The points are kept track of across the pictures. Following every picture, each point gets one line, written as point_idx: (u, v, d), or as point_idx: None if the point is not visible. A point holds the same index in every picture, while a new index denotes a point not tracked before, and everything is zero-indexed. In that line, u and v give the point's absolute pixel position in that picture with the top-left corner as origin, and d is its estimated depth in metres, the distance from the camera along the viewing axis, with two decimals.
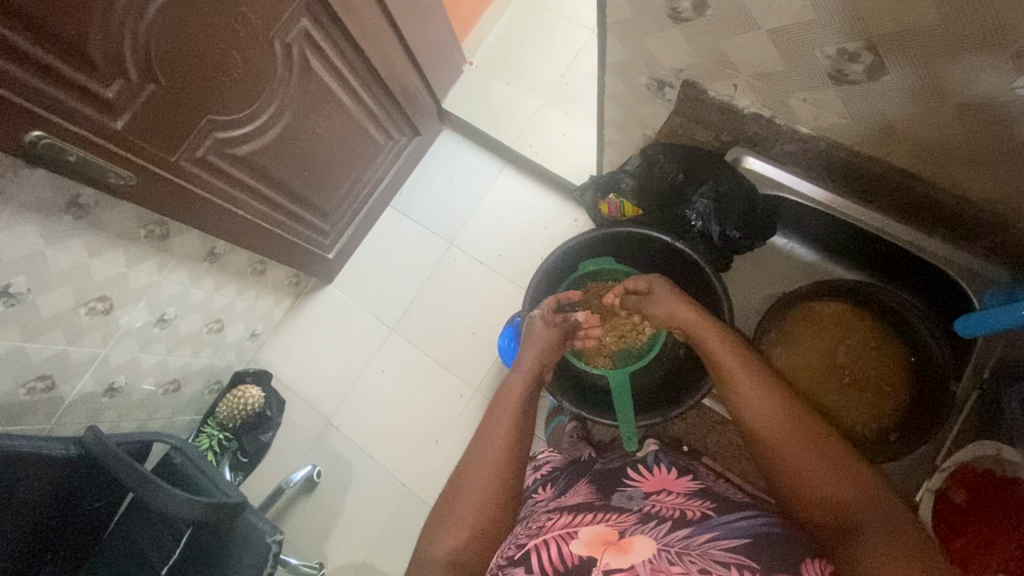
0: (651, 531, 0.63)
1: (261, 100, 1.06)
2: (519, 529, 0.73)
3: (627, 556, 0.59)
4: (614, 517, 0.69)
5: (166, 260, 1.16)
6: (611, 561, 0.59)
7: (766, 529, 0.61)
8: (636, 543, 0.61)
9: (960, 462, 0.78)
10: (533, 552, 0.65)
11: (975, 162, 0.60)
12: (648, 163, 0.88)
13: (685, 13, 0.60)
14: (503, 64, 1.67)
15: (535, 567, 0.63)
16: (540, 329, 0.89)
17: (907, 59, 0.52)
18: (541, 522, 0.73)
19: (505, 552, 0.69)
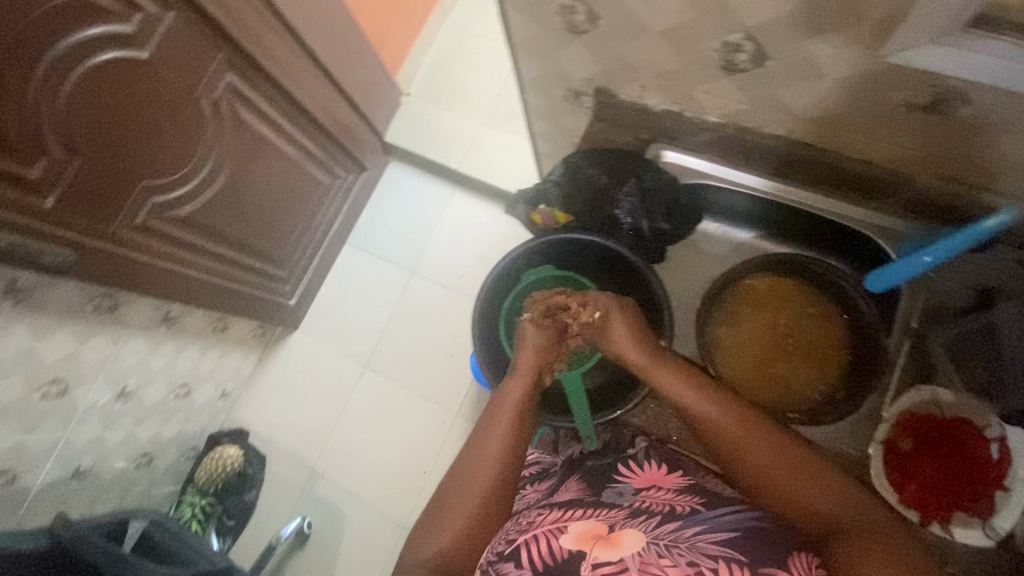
0: (640, 525, 0.63)
1: (197, 158, 1.06)
2: (510, 526, 0.70)
3: (617, 549, 0.59)
4: (604, 512, 0.68)
5: (118, 332, 1.14)
6: (600, 555, 0.59)
7: (756, 525, 0.62)
8: (627, 538, 0.61)
9: (902, 411, 0.79)
10: (522, 548, 0.63)
11: (865, 129, 0.64)
12: (572, 170, 0.89)
13: (581, 25, 0.64)
14: (440, 91, 1.70)
15: (523, 562, 0.61)
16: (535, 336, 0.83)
17: (785, 41, 0.55)
18: (531, 518, 0.71)
19: (494, 549, 0.66)
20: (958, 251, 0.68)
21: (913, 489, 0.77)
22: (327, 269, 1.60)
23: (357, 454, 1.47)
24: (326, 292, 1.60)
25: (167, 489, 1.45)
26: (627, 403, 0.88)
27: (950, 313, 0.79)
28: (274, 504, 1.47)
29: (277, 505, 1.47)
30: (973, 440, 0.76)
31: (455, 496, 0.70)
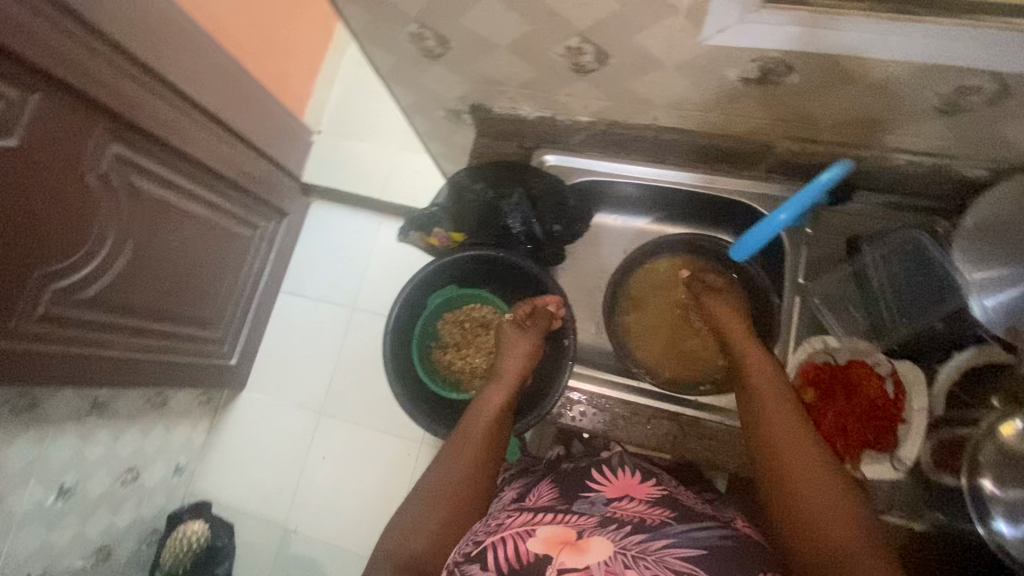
0: (608, 535, 0.60)
1: (93, 238, 1.02)
2: (478, 524, 0.65)
3: (583, 557, 0.57)
4: (573, 520, 0.64)
5: (41, 430, 1.08)
6: (567, 561, 0.57)
7: (728, 541, 0.60)
8: (595, 543, 0.58)
9: (802, 362, 0.79)
10: (489, 550, 0.60)
11: (721, 105, 0.67)
12: (457, 190, 0.81)
13: (436, 49, 0.65)
14: (351, 124, 1.70)
15: (490, 566, 0.58)
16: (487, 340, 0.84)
17: (620, 39, 0.57)
18: (500, 520, 0.66)
19: (461, 549, 0.62)
20: (808, 204, 0.69)
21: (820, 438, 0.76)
22: (265, 322, 1.57)
23: (327, 504, 1.43)
24: (267, 345, 1.57)
25: None
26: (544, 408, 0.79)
27: (829, 261, 0.83)
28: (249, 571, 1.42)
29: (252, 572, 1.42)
30: (868, 380, 0.76)
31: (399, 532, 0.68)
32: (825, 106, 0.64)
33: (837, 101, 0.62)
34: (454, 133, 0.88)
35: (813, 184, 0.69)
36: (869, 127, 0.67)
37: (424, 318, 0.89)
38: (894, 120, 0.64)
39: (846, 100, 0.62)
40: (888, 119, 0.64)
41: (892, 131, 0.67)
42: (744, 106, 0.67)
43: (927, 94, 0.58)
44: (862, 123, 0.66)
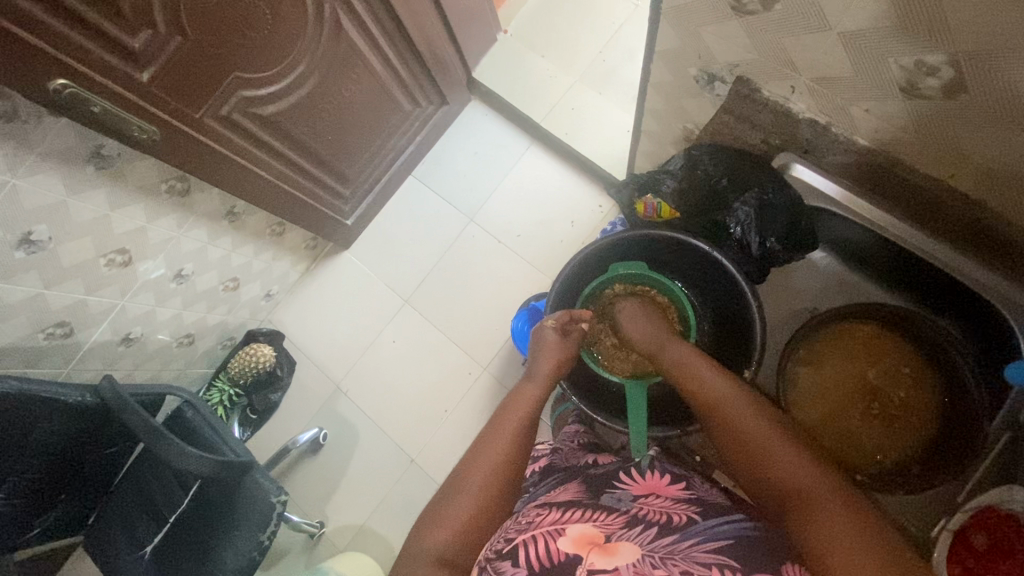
0: (636, 535, 0.59)
1: (288, 61, 1.03)
2: (510, 525, 0.66)
3: (612, 558, 0.56)
4: (602, 516, 0.63)
5: (184, 217, 1.16)
6: (596, 562, 0.55)
7: (752, 534, 0.59)
8: (622, 547, 0.57)
9: (985, 505, 0.75)
10: (520, 548, 0.60)
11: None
12: (692, 164, 0.84)
13: (750, 4, 0.56)
14: (539, 35, 1.60)
15: (521, 563, 0.58)
16: (552, 337, 0.86)
17: (993, 73, 0.48)
18: (530, 517, 0.66)
19: (494, 546, 0.63)
20: None
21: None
22: (387, 197, 1.58)
23: (381, 384, 1.50)
24: (380, 219, 1.59)
25: (201, 371, 1.52)
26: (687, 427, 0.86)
27: None
28: (296, 410, 1.53)
29: (298, 411, 1.53)
30: None
31: (484, 455, 0.70)
32: None
33: None
34: (687, 99, 0.79)
35: None
36: None
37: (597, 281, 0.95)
38: None
39: None
40: None
41: None
42: (986, 138, 0.56)
43: None
44: None
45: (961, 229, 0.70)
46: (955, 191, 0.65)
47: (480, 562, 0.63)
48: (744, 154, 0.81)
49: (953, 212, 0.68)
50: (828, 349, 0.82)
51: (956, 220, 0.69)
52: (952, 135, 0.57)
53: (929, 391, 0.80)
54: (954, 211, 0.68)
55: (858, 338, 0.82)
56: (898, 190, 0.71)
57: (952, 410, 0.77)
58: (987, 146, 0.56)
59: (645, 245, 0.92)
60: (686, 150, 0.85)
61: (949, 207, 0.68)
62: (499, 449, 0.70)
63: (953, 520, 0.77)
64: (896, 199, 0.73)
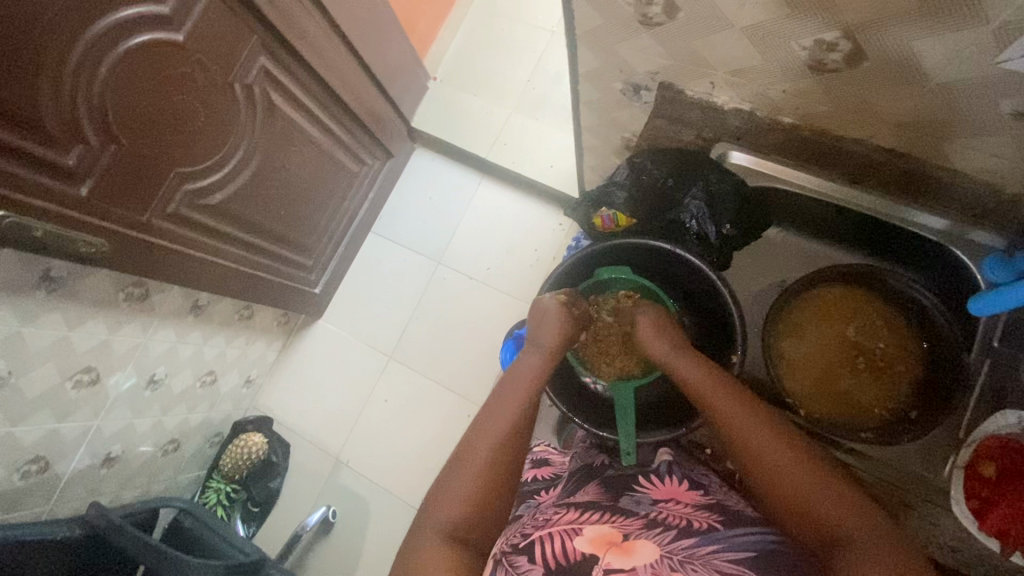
0: (655, 538, 0.59)
1: (227, 148, 1.03)
2: (526, 522, 0.66)
3: (630, 558, 0.55)
4: (619, 519, 0.64)
5: (148, 321, 1.13)
6: (613, 561, 0.55)
7: (773, 549, 0.58)
8: (640, 547, 0.57)
9: (985, 435, 0.76)
10: (537, 544, 0.60)
11: (919, 129, 0.62)
12: (636, 171, 0.87)
13: (656, 17, 0.60)
14: (468, 76, 1.64)
15: (536, 558, 0.58)
16: (552, 306, 0.84)
17: (886, 42, 0.52)
18: (547, 516, 0.67)
19: (508, 541, 0.63)
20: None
21: (996, 520, 0.75)
22: (351, 259, 1.58)
23: (381, 446, 1.46)
24: (348, 281, 1.58)
25: (192, 474, 1.46)
26: (691, 423, 0.81)
27: None
28: (300, 492, 1.47)
29: (302, 493, 1.47)
30: None
31: (482, 437, 0.69)
32: (933, 108, 0.58)
33: (951, 101, 0.56)
34: (619, 110, 0.82)
35: None
36: (948, 136, 0.61)
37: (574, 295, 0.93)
38: (985, 142, 0.59)
39: (949, 106, 0.57)
40: (983, 140, 0.59)
41: (981, 146, 0.60)
42: (851, 89, 0.60)
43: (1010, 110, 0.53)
44: (948, 136, 0.61)
45: (882, 175, 0.74)
46: (858, 138, 0.69)
47: (495, 555, 0.62)
48: (683, 153, 0.85)
49: (883, 167, 0.72)
50: (808, 318, 0.83)
51: (866, 167, 0.73)
52: (848, 90, 0.60)
53: (907, 338, 0.82)
54: (884, 165, 0.71)
55: (832, 301, 0.83)
56: (830, 158, 0.74)
57: (934, 354, 0.79)
58: (870, 96, 0.60)
59: (612, 256, 0.92)
60: (630, 158, 0.89)
61: (878, 163, 0.71)
62: (495, 417, 0.71)
63: (960, 457, 0.78)
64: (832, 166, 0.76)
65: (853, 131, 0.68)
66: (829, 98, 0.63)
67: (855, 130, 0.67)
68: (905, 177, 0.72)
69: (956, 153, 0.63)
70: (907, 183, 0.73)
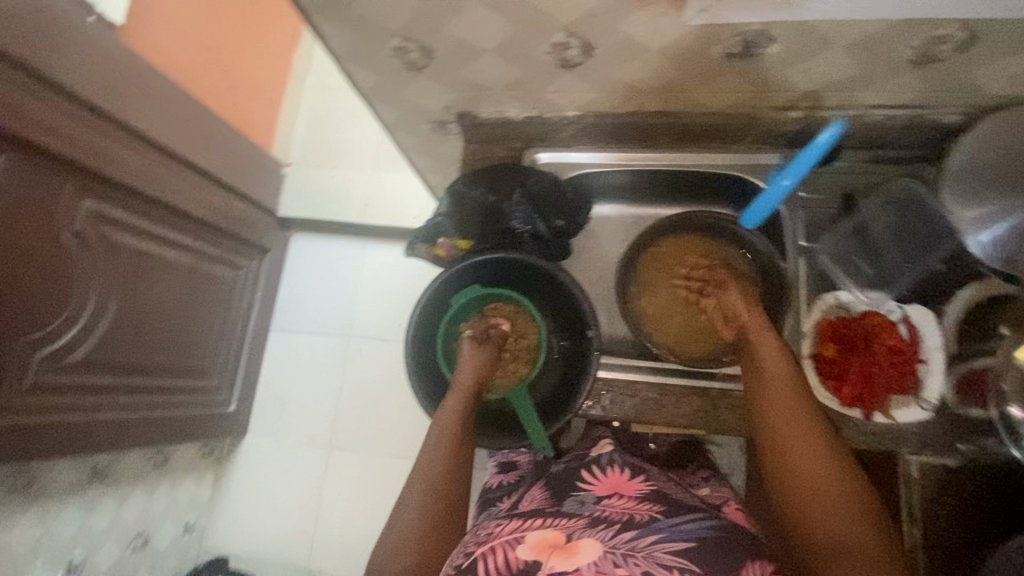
0: (598, 534, 0.61)
1: (75, 299, 0.98)
2: (468, 537, 0.66)
3: (573, 559, 0.57)
4: (563, 521, 0.65)
5: (42, 507, 1.04)
6: (557, 564, 0.57)
7: (711, 534, 0.61)
8: (584, 547, 0.59)
9: (821, 319, 0.76)
10: (480, 560, 0.60)
11: (671, 91, 0.69)
12: (457, 197, 0.83)
13: (419, 62, 0.65)
14: (320, 153, 1.67)
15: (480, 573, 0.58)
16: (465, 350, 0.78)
17: (603, 31, 0.59)
18: (489, 529, 0.67)
19: (453, 561, 0.62)
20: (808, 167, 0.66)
21: (851, 389, 0.72)
22: (259, 363, 1.52)
23: (349, 540, 1.39)
24: (265, 386, 1.52)
25: None
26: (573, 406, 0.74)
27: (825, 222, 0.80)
28: None
29: None
30: (886, 327, 0.73)
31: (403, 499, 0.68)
32: (672, 73, 0.65)
33: (678, 65, 0.63)
34: (440, 145, 0.87)
35: (811, 147, 0.64)
36: (694, 90, 0.68)
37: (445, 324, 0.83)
38: (722, 86, 0.67)
39: (682, 68, 0.64)
40: (720, 85, 0.67)
41: (722, 90, 0.68)
42: (604, 76, 0.67)
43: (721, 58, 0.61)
44: (694, 89, 0.68)
45: (664, 137, 0.79)
46: (630, 112, 0.75)
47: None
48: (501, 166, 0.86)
49: (661, 129, 0.77)
50: (656, 277, 0.80)
51: (647, 134, 0.78)
52: (602, 78, 0.67)
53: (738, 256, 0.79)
54: (660, 127, 0.77)
55: (670, 251, 0.81)
56: (617, 137, 0.80)
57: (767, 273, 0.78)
58: (619, 77, 0.67)
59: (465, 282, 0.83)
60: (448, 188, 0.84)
61: (657, 127, 0.77)
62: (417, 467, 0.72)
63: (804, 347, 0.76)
64: (620, 143, 0.81)
65: (623, 108, 0.74)
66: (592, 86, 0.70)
67: (624, 106, 0.74)
68: (681, 133, 0.78)
69: (708, 101, 0.71)
70: (687, 135, 0.78)
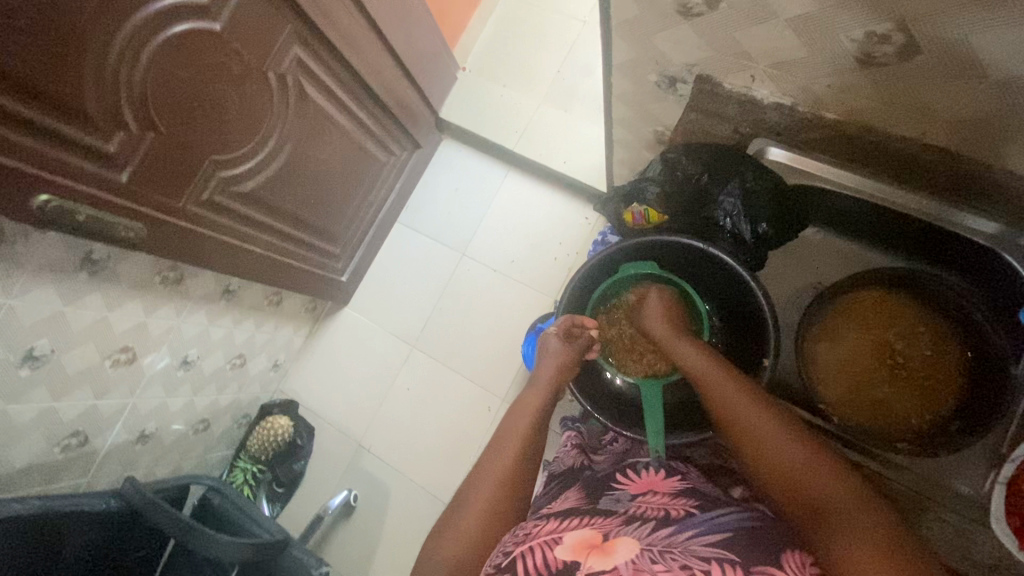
0: (634, 532, 0.57)
1: (260, 136, 1.04)
2: (506, 537, 0.62)
3: (611, 558, 0.53)
4: (597, 518, 0.61)
5: (182, 304, 1.17)
6: (594, 565, 0.53)
7: (750, 527, 0.55)
8: (620, 545, 0.55)
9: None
10: (518, 560, 0.57)
11: (968, 126, 0.59)
12: (670, 167, 0.85)
13: (696, 8, 0.58)
14: (498, 66, 1.63)
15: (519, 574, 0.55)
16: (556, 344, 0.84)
17: (945, 32, 0.49)
18: (527, 528, 0.63)
19: (491, 561, 0.59)
20: None
21: None
22: (377, 247, 1.59)
23: (404, 435, 1.48)
24: (375, 269, 1.60)
25: (221, 454, 1.50)
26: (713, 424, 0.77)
27: None
28: (322, 477, 1.50)
29: (326, 476, 1.50)
30: None
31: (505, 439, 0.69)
32: (987, 108, 0.55)
33: (1004, 102, 0.53)
34: (654, 102, 0.81)
35: None
36: (998, 133, 0.57)
37: (607, 285, 0.91)
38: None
39: (1004, 107, 0.54)
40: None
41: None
42: (900, 85, 0.57)
43: None
44: (995, 133, 0.58)
45: (925, 174, 0.70)
46: (902, 135, 0.66)
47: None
48: (723, 151, 0.83)
49: (929, 165, 0.68)
50: (845, 324, 0.81)
51: (906, 166, 0.70)
52: (895, 86, 0.58)
53: (953, 346, 0.78)
54: (930, 162, 0.67)
55: (871, 303, 0.80)
56: (863, 156, 0.73)
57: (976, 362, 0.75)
58: (919, 92, 0.57)
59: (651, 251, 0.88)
60: (664, 155, 0.86)
61: (923, 162, 0.68)
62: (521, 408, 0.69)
63: (1003, 472, 0.71)
64: (862, 167, 0.75)
65: (894, 124, 0.64)
66: (874, 93, 0.60)
67: (896, 123, 0.64)
68: (949, 177, 0.68)
69: (1003, 154, 0.60)
70: (956, 182, 0.69)
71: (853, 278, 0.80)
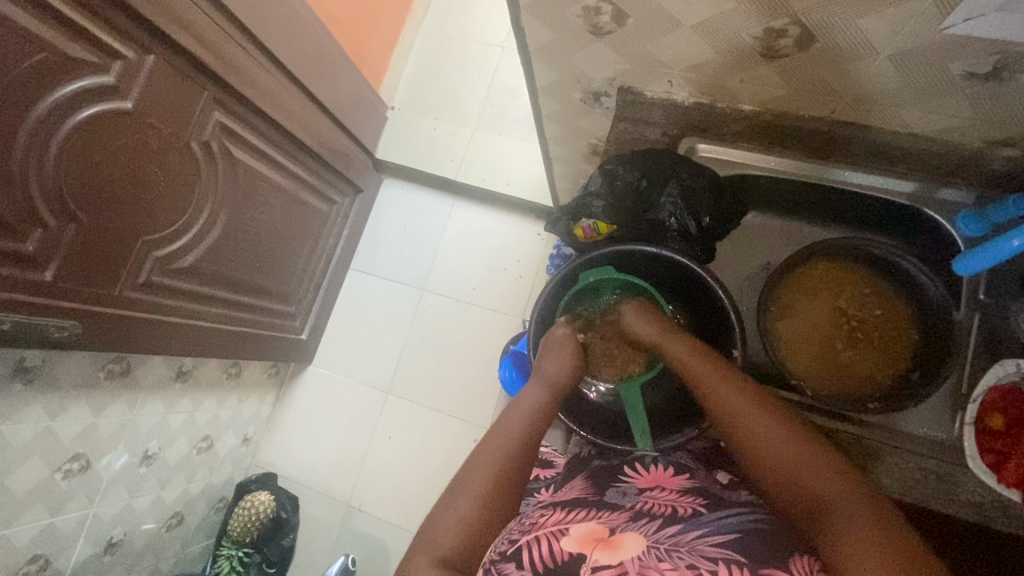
0: (641, 528, 0.56)
1: (192, 208, 1.00)
2: (512, 526, 0.61)
3: (618, 552, 0.52)
4: (605, 514, 0.60)
5: (134, 396, 1.10)
6: (601, 558, 0.51)
7: (756, 528, 0.54)
8: (627, 539, 0.54)
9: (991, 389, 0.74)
10: (524, 549, 0.55)
11: (867, 100, 0.64)
12: (609, 179, 0.87)
13: (607, 26, 0.61)
14: (426, 100, 1.64)
15: (524, 564, 0.53)
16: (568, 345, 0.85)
17: (833, 23, 0.53)
18: (534, 518, 0.62)
19: (495, 549, 0.57)
20: None
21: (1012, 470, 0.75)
22: (334, 298, 1.55)
23: (393, 484, 1.43)
24: (335, 321, 1.56)
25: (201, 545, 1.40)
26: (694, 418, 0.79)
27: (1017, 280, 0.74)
28: (314, 546, 1.43)
29: (318, 545, 1.42)
30: None
31: None
32: (881, 81, 0.59)
33: (894, 75, 0.58)
34: (581, 117, 0.83)
35: None
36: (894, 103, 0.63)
37: (569, 297, 0.91)
38: (927, 104, 0.61)
39: (895, 78, 0.58)
40: (926, 103, 0.61)
41: (926, 109, 0.62)
42: (801, 73, 0.62)
43: (943, 74, 0.56)
44: (892, 103, 0.63)
45: (837, 150, 0.75)
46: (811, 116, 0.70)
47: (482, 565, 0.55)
48: (654, 153, 0.85)
49: (842, 141, 0.73)
50: (800, 299, 0.84)
51: (820, 146, 0.75)
52: (797, 74, 0.62)
53: (898, 302, 0.83)
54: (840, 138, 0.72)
55: (819, 275, 0.84)
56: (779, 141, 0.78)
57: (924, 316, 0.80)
58: (819, 75, 0.61)
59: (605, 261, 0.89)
60: (602, 165, 0.88)
61: (835, 139, 0.73)
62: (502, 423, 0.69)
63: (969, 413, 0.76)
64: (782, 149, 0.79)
65: (803, 108, 0.69)
66: (781, 82, 0.65)
67: (805, 107, 0.69)
68: (859, 148, 0.73)
69: (903, 120, 0.66)
70: (867, 153, 0.74)
71: (799, 254, 0.84)
